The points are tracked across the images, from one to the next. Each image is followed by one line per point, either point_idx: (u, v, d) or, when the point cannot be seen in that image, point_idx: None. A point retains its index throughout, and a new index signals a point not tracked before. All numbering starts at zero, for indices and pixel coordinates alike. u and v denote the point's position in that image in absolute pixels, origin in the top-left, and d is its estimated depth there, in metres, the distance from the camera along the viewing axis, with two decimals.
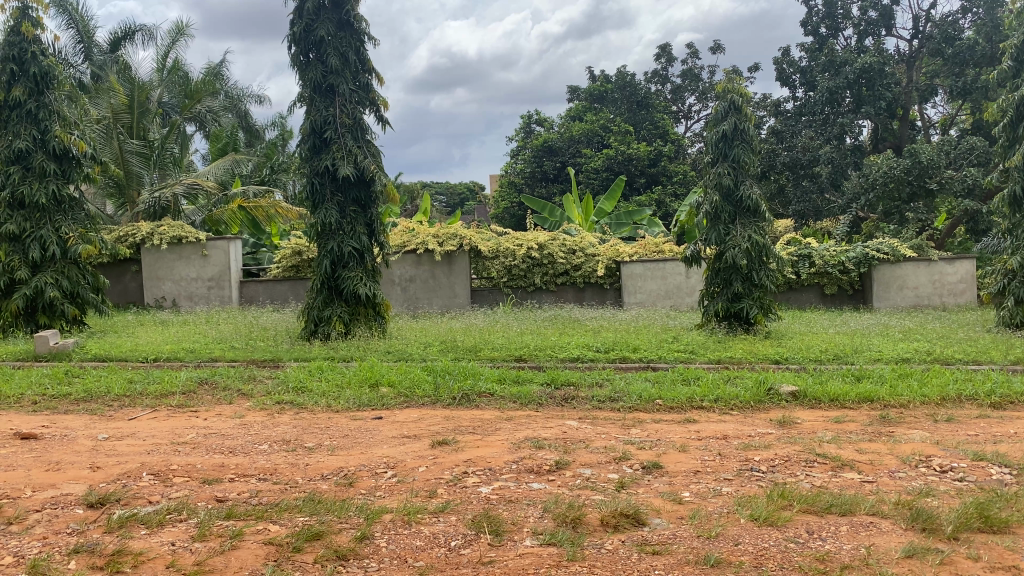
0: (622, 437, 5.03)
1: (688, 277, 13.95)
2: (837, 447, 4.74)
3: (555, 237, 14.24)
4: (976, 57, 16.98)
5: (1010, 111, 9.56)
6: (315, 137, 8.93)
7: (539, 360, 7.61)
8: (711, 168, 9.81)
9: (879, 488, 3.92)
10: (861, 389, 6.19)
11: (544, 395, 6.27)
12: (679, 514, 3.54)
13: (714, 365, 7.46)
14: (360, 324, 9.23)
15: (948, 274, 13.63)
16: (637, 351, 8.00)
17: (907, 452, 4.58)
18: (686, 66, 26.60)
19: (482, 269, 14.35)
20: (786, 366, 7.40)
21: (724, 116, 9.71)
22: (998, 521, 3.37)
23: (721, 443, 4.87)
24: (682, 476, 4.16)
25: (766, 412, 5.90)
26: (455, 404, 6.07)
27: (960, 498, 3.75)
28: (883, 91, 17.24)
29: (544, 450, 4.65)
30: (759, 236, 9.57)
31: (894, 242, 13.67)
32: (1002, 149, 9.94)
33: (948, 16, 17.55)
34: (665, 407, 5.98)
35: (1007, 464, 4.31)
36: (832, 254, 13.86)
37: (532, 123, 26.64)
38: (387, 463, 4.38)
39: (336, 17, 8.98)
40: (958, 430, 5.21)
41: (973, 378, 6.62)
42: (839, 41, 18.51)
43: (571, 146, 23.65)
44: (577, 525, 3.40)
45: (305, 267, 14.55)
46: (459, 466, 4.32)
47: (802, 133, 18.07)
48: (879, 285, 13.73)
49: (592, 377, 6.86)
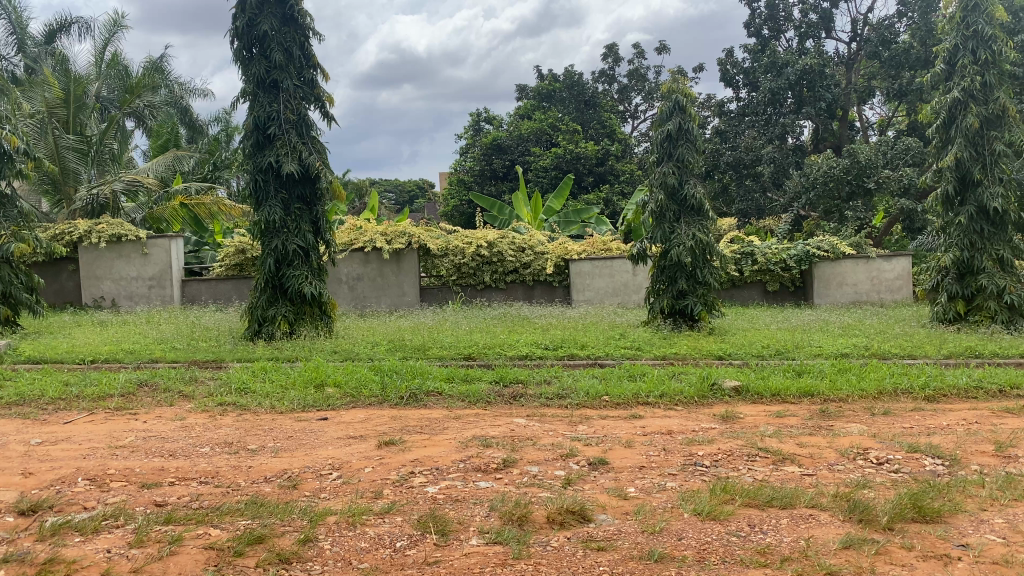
0: (570, 434, 5.05)
1: (635, 274, 14.07)
2: (778, 440, 4.84)
3: (505, 235, 14.25)
4: (911, 59, 17.46)
5: (942, 113, 9.75)
6: (258, 133, 8.80)
7: (488, 358, 7.61)
8: (657, 167, 9.90)
9: (819, 480, 4.01)
10: (801, 384, 6.34)
11: (493, 393, 6.25)
12: (625, 510, 3.56)
13: (659, 361, 7.57)
14: (306, 323, 9.10)
15: (885, 271, 14.00)
16: (585, 348, 8.06)
17: (845, 444, 4.71)
18: (633, 66, 26.81)
19: (431, 267, 14.28)
20: (729, 361, 7.55)
21: (669, 116, 9.83)
22: (931, 510, 3.47)
23: (666, 438, 4.92)
24: (628, 472, 4.20)
25: (710, 407, 5.99)
26: (404, 403, 6.03)
27: (895, 488, 3.85)
28: (822, 92, 17.61)
29: (492, 448, 4.64)
30: (703, 234, 9.72)
31: (834, 239, 14.02)
32: (934, 150, 10.15)
33: (885, 20, 18.02)
34: (612, 404, 6.03)
35: (940, 454, 4.45)
36: (774, 251, 14.17)
37: (481, 122, 26.56)
38: (332, 464, 4.33)
39: (280, 11, 8.81)
40: (894, 423, 5.34)
41: (908, 372, 6.82)
42: (781, 42, 18.86)
43: (520, 144, 23.65)
44: (523, 522, 3.40)
45: (249, 266, 14.30)
46: (406, 466, 4.29)
47: (745, 133, 18.42)
48: (819, 281, 14.06)
49: (541, 374, 6.87)
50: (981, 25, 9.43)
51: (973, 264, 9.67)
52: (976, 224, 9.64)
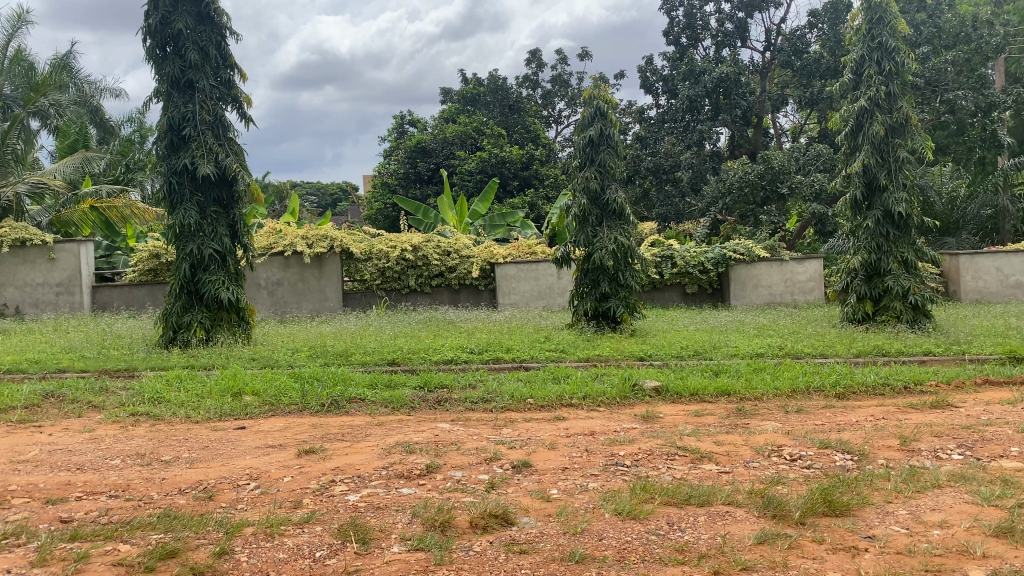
0: (494, 437, 5.05)
1: (560, 277, 14.17)
2: (696, 439, 4.94)
3: (429, 239, 14.19)
4: (821, 69, 18.13)
5: (851, 121, 10.13)
6: (173, 134, 8.54)
7: (413, 363, 7.56)
8: (579, 172, 10.01)
9: (735, 477, 4.11)
10: (718, 383, 6.50)
11: (416, 398, 6.20)
12: (548, 512, 3.58)
13: (583, 363, 7.64)
14: (223, 329, 8.86)
15: (798, 273, 14.49)
16: (510, 351, 8.08)
17: (761, 442, 4.84)
18: (556, 71, 27.04)
19: (353, 271, 14.09)
20: (650, 362, 7.69)
21: (590, 121, 9.95)
22: (840, 504, 3.59)
23: (588, 439, 4.97)
24: (551, 473, 4.22)
25: (631, 407, 6.08)
26: (325, 411, 5.93)
27: (807, 484, 3.99)
28: (738, 99, 18.12)
29: (415, 454, 4.61)
30: (625, 238, 9.87)
31: (749, 243, 14.41)
32: (843, 156, 10.54)
33: (796, 31, 18.64)
34: (536, 406, 6.06)
35: (849, 450, 4.63)
36: (693, 254, 14.49)
37: (405, 124, 26.38)
38: (249, 475, 4.23)
39: (195, 10, 8.58)
40: (806, 420, 5.52)
41: (820, 370, 7.05)
42: (699, 51, 19.32)
43: (445, 148, 23.58)
44: (446, 528, 3.39)
45: (164, 271, 13.86)
46: (326, 474, 4.22)
47: (664, 139, 18.77)
48: (736, 284, 14.44)
49: (465, 378, 6.85)
50: (886, 36, 9.84)
51: (880, 266, 10.09)
52: (882, 228, 10.04)
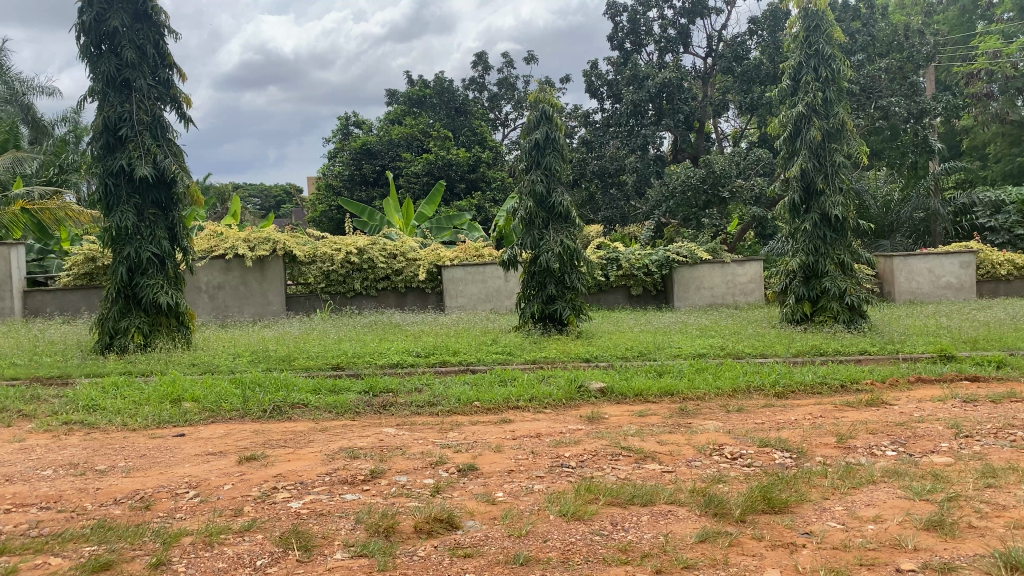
0: (440, 441, 5.03)
1: (506, 280, 14.19)
2: (640, 439, 5.00)
3: (375, 242, 14.09)
4: (761, 75, 18.52)
5: (789, 127, 10.37)
6: (108, 134, 8.32)
7: (358, 367, 7.48)
8: (525, 175, 10.04)
9: (678, 476, 4.17)
10: (662, 384, 6.58)
11: (361, 403, 6.15)
12: (493, 515, 3.58)
13: (530, 365, 7.67)
14: (161, 335, 8.65)
15: (739, 275, 14.77)
16: (457, 354, 8.06)
17: (703, 441, 4.92)
18: (502, 75, 27.09)
19: (297, 275, 13.90)
20: (596, 363, 7.75)
21: (536, 124, 9.99)
22: (779, 501, 3.67)
23: (534, 441, 4.98)
24: (496, 477, 4.22)
25: (577, 408, 6.12)
26: (267, 417, 5.84)
27: (748, 481, 4.06)
28: (681, 104, 18.42)
29: (360, 460, 4.56)
30: (570, 241, 9.93)
31: (692, 245, 14.63)
32: (782, 161, 10.78)
33: (737, 37, 19.01)
34: (482, 409, 6.05)
35: (787, 448, 4.73)
36: (638, 257, 14.66)
37: (350, 125, 26.12)
38: (188, 483, 4.14)
39: (132, 7, 8.38)
40: (746, 419, 5.63)
41: (760, 370, 7.20)
42: (642, 56, 19.57)
43: (390, 150, 23.42)
44: (390, 533, 3.36)
45: (100, 275, 13.49)
46: (268, 481, 4.15)
47: (609, 144, 18.91)
48: (680, 286, 14.64)
49: (411, 382, 6.81)
50: (822, 45, 10.11)
51: (817, 268, 10.35)
52: (819, 231, 10.30)
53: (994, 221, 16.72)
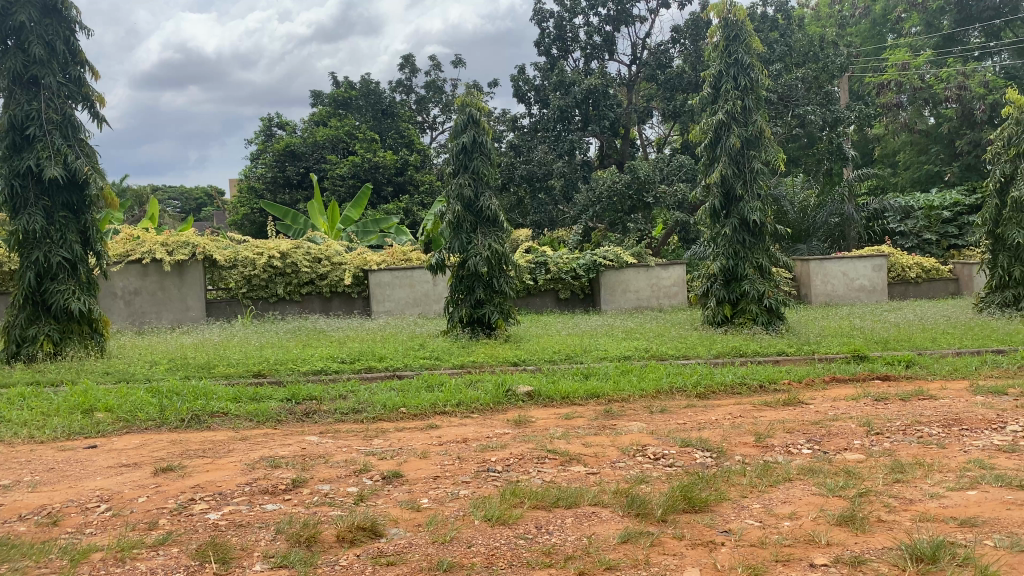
0: (364, 449, 4.97)
1: (434, 284, 14.13)
2: (566, 442, 5.04)
3: (299, 245, 13.85)
4: (683, 83, 18.93)
5: (710, 133, 10.61)
6: (14, 134, 7.96)
7: (280, 374, 7.33)
8: (453, 179, 10.01)
9: (602, 478, 4.21)
10: (588, 386, 6.65)
11: (283, 411, 6.03)
12: (417, 522, 3.56)
13: (457, 369, 7.65)
14: (73, 343, 8.32)
15: (663, 278, 15.05)
16: (383, 360, 7.98)
17: (627, 442, 4.98)
18: (429, 78, 26.98)
19: (218, 280, 13.55)
20: (524, 367, 7.78)
21: (463, 129, 9.97)
22: (699, 501, 3.75)
23: (460, 446, 4.97)
24: (421, 483, 4.19)
25: (504, 412, 6.13)
26: (185, 426, 5.67)
27: (669, 482, 4.13)
28: (606, 111, 18.73)
29: (281, 469, 4.47)
30: (498, 245, 9.95)
31: (618, 249, 14.84)
32: (703, 167, 11.02)
33: (661, 45, 19.40)
34: (409, 415, 6.00)
35: (708, 447, 4.83)
36: (565, 261, 14.79)
37: (274, 127, 25.63)
38: (100, 497, 3.98)
39: (40, 1, 8.03)
40: (669, 420, 5.74)
41: (683, 371, 7.34)
42: (569, 62, 19.77)
43: (315, 152, 23.07)
44: (311, 543, 3.30)
45: (7, 280, 12.88)
46: (185, 493, 4.02)
47: (537, 148, 18.97)
48: (606, 289, 14.83)
49: (335, 389, 6.70)
50: (741, 54, 10.39)
51: (737, 271, 10.62)
52: (739, 236, 10.57)
53: (904, 226, 17.46)
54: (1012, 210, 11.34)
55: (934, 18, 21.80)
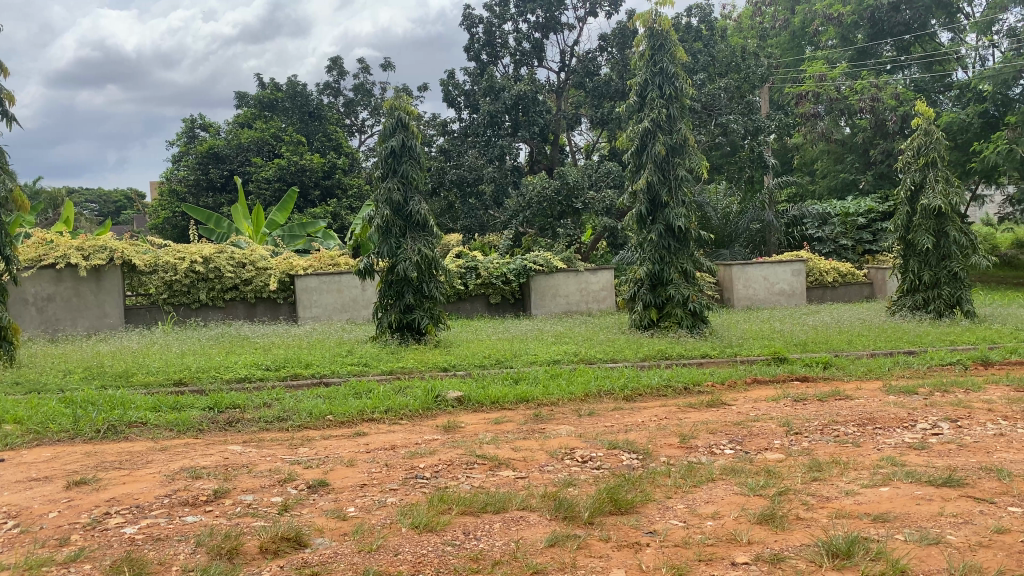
0: (289, 457, 4.88)
1: (363, 289, 13.97)
2: (495, 447, 5.04)
3: (222, 250, 13.52)
4: (611, 91, 19.22)
5: (636, 141, 10.77)
6: None
7: (202, 383, 7.13)
8: (381, 183, 9.91)
9: (530, 482, 4.23)
10: (517, 390, 6.67)
11: (205, 420, 5.87)
12: (343, 531, 3.51)
13: (386, 376, 7.57)
14: None
15: (592, 283, 15.22)
16: (309, 366, 7.84)
17: (555, 446, 5.02)
18: (358, 80, 26.71)
19: (137, 285, 13.12)
20: (454, 372, 7.76)
21: (391, 132, 9.89)
22: (625, 502, 3.79)
23: (388, 453, 4.92)
24: (348, 491, 4.14)
25: (433, 418, 6.10)
26: (101, 437, 5.47)
27: (597, 484, 4.17)
28: (535, 117, 18.85)
29: (202, 480, 4.34)
30: (428, 249, 9.91)
31: (548, 254, 14.95)
32: (630, 174, 11.18)
33: (589, 53, 19.67)
34: (336, 422, 5.92)
35: (635, 449, 4.90)
36: (495, 266, 14.81)
37: (196, 128, 24.98)
38: (7, 513, 3.80)
39: None
40: (597, 423, 5.80)
41: (610, 374, 7.42)
42: (498, 68, 19.86)
43: (240, 154, 22.59)
44: (233, 555, 3.22)
45: None
46: (100, 507, 3.87)
47: (467, 153, 18.95)
48: (536, 294, 14.90)
49: (260, 397, 6.56)
50: (666, 63, 10.60)
51: (663, 276, 10.82)
52: (664, 241, 10.76)
53: (822, 232, 18.10)
54: (921, 217, 11.86)
55: (849, 32, 22.65)
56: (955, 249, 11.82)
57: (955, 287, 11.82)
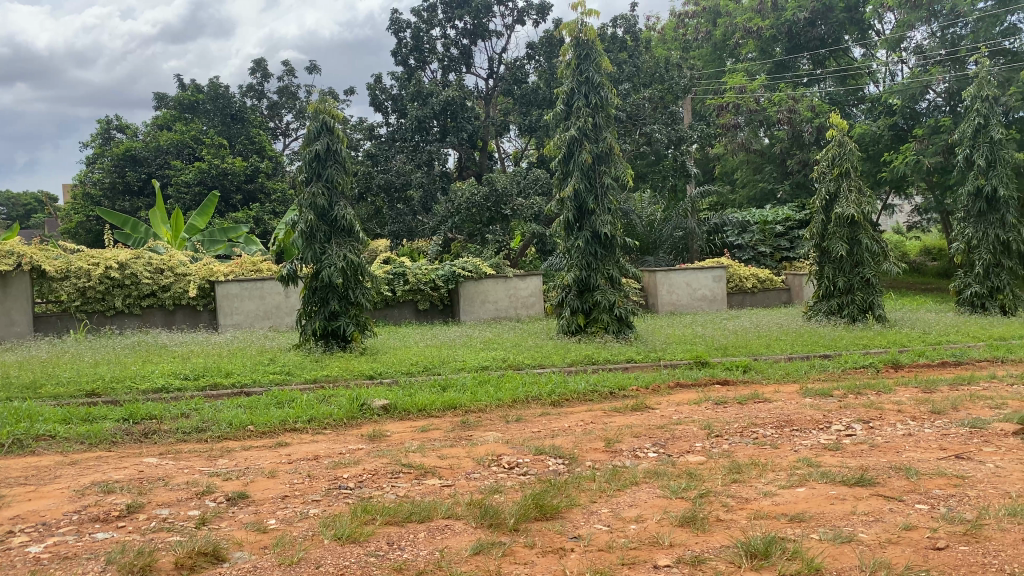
0: (208, 469, 4.74)
1: (287, 296, 13.69)
2: (421, 455, 4.99)
3: (139, 255, 13.08)
4: (538, 99, 19.36)
5: (563, 148, 10.86)
6: None
7: (116, 394, 6.86)
8: (305, 187, 9.75)
9: (456, 490, 4.21)
10: (445, 397, 6.63)
11: (119, 432, 5.66)
12: (264, 544, 3.42)
13: (310, 384, 7.43)
14: None
15: (521, 289, 15.27)
16: (230, 375, 7.63)
17: (482, 453, 5.00)
18: (282, 83, 26.25)
19: (48, 292, 12.58)
20: (380, 380, 7.66)
21: (316, 136, 9.75)
22: (550, 508, 3.81)
23: (311, 464, 4.83)
24: (269, 503, 4.04)
25: (358, 427, 6.01)
26: (5, 452, 5.21)
27: (522, 490, 4.18)
28: (464, 123, 18.84)
29: (115, 494, 4.18)
30: (353, 255, 9.79)
31: (476, 260, 14.94)
32: (557, 181, 11.25)
33: (516, 61, 19.79)
34: (257, 433, 5.78)
35: (561, 454, 4.93)
36: (423, 272, 14.73)
37: (112, 129, 24.15)
38: None
39: None
40: (524, 429, 5.81)
41: (537, 380, 7.44)
42: (426, 73, 19.78)
43: (158, 157, 21.94)
44: (147, 573, 3.11)
45: None
46: (2, 526, 3.69)
47: (395, 158, 18.78)
48: (464, 300, 14.87)
49: (178, 407, 6.36)
50: (592, 73, 10.75)
51: (590, 282, 10.93)
52: (591, 247, 10.88)
53: (742, 239, 18.57)
54: (836, 225, 12.27)
55: (768, 46, 23.34)
56: (867, 255, 12.28)
57: (868, 292, 12.28)
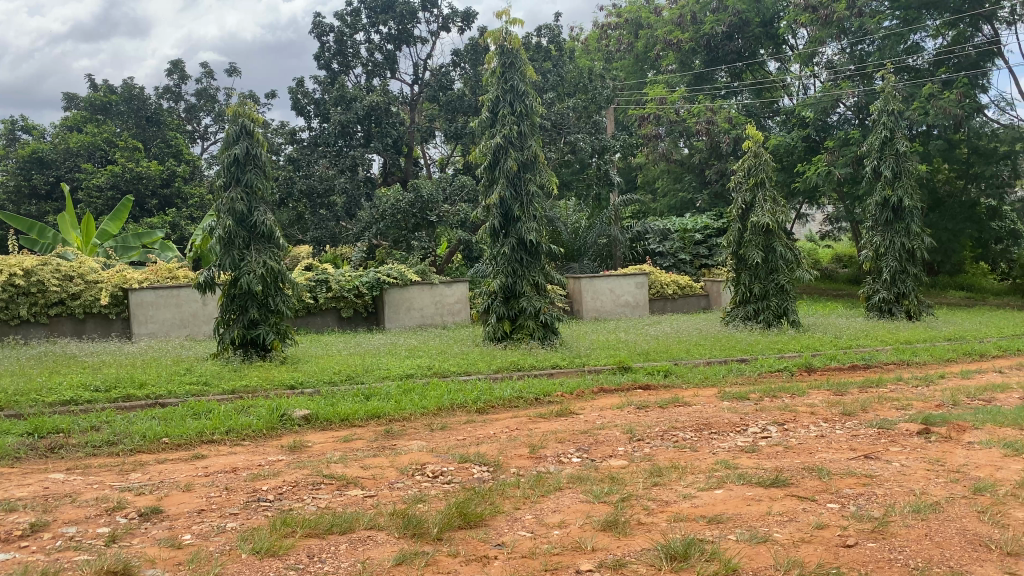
0: (119, 484, 4.56)
1: (204, 304, 13.26)
2: (343, 465, 4.92)
3: (46, 262, 12.59)
4: (464, 106, 19.35)
5: (489, 156, 10.87)
6: None
7: (18, 407, 6.54)
8: (223, 192, 9.51)
9: (379, 500, 4.16)
10: (368, 406, 6.55)
11: (23, 447, 5.40)
12: (178, 560, 3.31)
13: (227, 395, 7.23)
14: None
15: (446, 296, 15.21)
16: (143, 386, 7.37)
17: (406, 462, 4.96)
18: (201, 85, 25.56)
19: None
20: (301, 390, 7.51)
21: (235, 140, 9.52)
22: (474, 516, 3.80)
23: (228, 476, 4.70)
24: (184, 518, 3.92)
25: (278, 439, 5.87)
26: None
27: (446, 499, 4.15)
28: (388, 129, 18.69)
29: (18, 513, 3.98)
30: (274, 261, 9.60)
31: (401, 267, 14.86)
32: (483, 187, 11.26)
33: (442, 67, 19.75)
34: (172, 446, 5.60)
35: (485, 462, 4.92)
36: (347, 279, 14.55)
37: (17, 130, 23.10)
38: None
39: None
40: (448, 437, 5.78)
41: (463, 388, 7.40)
42: (350, 78, 19.56)
43: (68, 160, 21.11)
44: None
45: None
46: None
47: (318, 163, 18.48)
48: (389, 307, 14.72)
49: (87, 420, 6.11)
50: (517, 81, 10.81)
51: (515, 288, 10.96)
52: (517, 254, 10.92)
53: (663, 247, 18.94)
54: (752, 233, 12.60)
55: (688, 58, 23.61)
56: (782, 263, 12.68)
57: (783, 298, 12.69)
